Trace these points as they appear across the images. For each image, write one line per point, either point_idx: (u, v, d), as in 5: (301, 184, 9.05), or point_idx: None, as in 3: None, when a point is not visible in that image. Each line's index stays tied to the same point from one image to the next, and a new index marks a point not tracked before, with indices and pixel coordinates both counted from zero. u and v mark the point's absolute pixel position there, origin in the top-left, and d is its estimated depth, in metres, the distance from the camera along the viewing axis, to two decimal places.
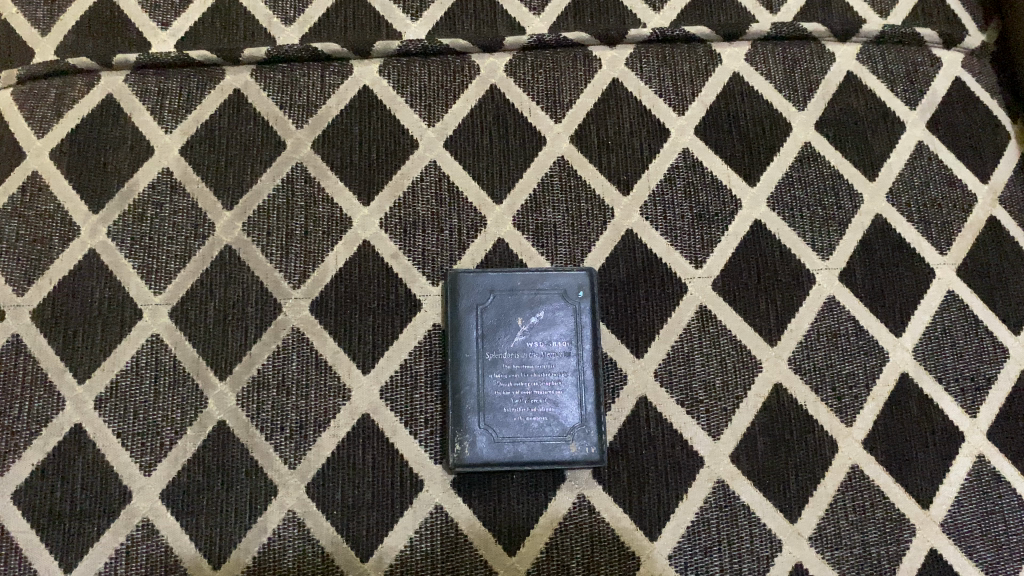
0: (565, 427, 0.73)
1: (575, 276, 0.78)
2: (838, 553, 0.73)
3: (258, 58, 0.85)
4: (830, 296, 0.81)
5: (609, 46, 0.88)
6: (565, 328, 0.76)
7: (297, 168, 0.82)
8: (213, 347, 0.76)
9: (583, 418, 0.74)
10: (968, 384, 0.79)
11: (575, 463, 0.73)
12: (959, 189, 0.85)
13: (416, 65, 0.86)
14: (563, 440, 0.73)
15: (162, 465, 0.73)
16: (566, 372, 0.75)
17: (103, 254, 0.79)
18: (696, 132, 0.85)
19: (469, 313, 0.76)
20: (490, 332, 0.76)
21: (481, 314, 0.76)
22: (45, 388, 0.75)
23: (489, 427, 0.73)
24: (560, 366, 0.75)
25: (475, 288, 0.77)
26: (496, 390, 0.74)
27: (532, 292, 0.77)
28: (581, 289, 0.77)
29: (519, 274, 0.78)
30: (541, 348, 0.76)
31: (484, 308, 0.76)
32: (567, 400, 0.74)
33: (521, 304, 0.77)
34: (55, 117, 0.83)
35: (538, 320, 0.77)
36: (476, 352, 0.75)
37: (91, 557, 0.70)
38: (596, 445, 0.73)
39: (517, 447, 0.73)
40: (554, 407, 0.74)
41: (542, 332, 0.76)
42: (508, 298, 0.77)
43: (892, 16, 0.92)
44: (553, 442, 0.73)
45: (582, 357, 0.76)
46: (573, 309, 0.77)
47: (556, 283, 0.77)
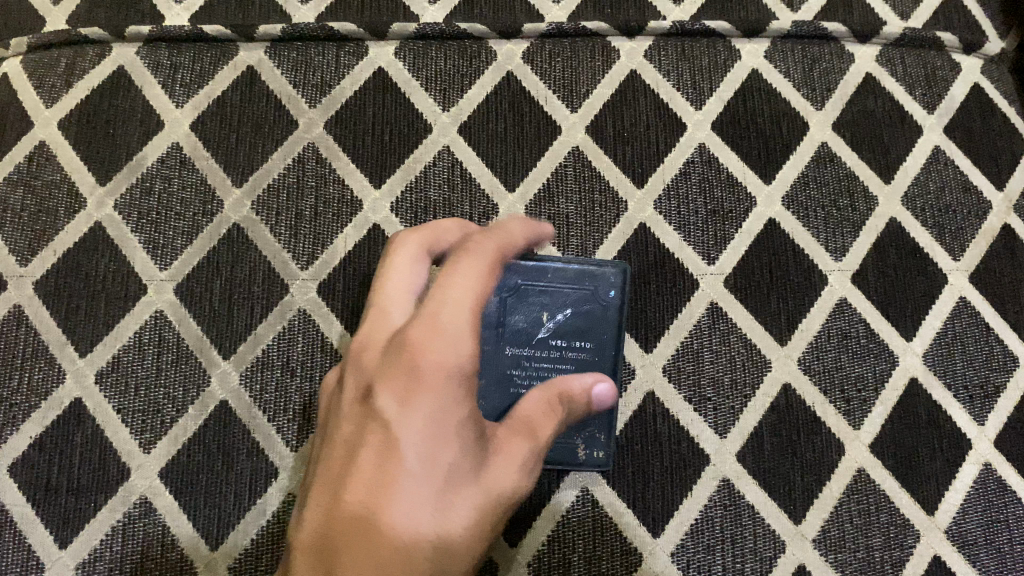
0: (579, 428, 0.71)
1: (612, 277, 0.75)
2: (841, 556, 0.72)
3: (274, 35, 0.84)
4: (842, 298, 0.80)
5: (628, 37, 0.87)
6: (596, 328, 0.73)
7: (308, 148, 0.81)
8: (217, 326, 0.75)
9: (597, 423, 0.72)
10: (977, 392, 0.78)
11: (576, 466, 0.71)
12: (974, 195, 0.85)
13: (432, 48, 0.85)
14: (574, 440, 0.71)
15: (163, 443, 0.72)
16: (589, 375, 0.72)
17: (108, 228, 0.78)
18: (713, 128, 0.85)
19: (501, 296, 0.73)
20: (516, 322, 0.72)
21: (512, 300, 0.73)
22: (45, 361, 0.74)
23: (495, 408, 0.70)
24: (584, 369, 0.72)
25: (514, 272, 0.73)
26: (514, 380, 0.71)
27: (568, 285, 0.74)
28: (614, 291, 0.74)
29: (549, 267, 0.74)
30: (569, 347, 0.72)
31: (515, 293, 0.73)
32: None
33: (553, 296, 0.73)
34: (65, 87, 0.82)
35: (569, 317, 0.73)
36: (499, 337, 0.72)
37: (87, 533, 0.69)
38: (606, 452, 0.72)
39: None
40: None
41: (571, 331, 0.73)
42: (541, 289, 0.73)
43: (911, 20, 0.91)
44: (564, 441, 0.71)
45: (605, 361, 0.73)
46: (604, 309, 0.74)
47: (590, 281, 0.74)
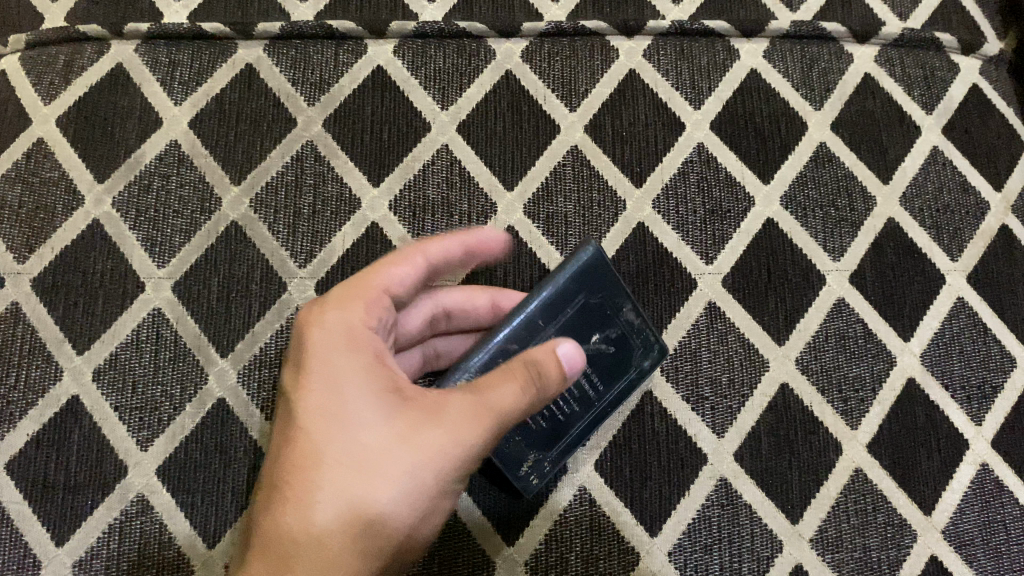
0: (541, 446, 0.68)
1: (660, 355, 0.71)
2: (838, 556, 0.72)
3: (273, 33, 0.84)
4: (840, 298, 0.80)
5: (627, 37, 0.87)
6: (615, 376, 0.70)
7: (307, 146, 0.81)
8: (215, 324, 0.75)
9: (562, 448, 0.69)
10: (974, 392, 0.79)
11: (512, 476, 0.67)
12: (972, 196, 0.85)
13: (431, 47, 0.85)
14: (528, 454, 0.67)
15: (160, 440, 0.72)
16: (580, 408, 0.69)
17: (106, 225, 0.78)
18: (712, 128, 0.85)
19: (556, 292, 0.66)
20: (555, 324, 0.66)
21: (568, 302, 0.67)
22: (42, 358, 0.74)
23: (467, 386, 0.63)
24: (581, 402, 0.69)
25: (595, 282, 0.67)
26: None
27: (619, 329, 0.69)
28: (655, 365, 0.71)
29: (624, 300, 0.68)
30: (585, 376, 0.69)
31: (578, 299, 0.67)
32: (564, 429, 0.68)
33: (608, 325, 0.68)
34: (63, 85, 0.82)
35: (603, 352, 0.69)
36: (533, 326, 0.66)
37: (84, 530, 0.69)
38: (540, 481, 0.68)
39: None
40: (547, 426, 0.68)
41: (596, 362, 0.69)
42: (599, 314, 0.67)
43: (910, 21, 0.92)
44: (520, 449, 0.67)
45: (600, 402, 0.70)
46: (635, 370, 0.70)
47: (644, 344, 0.70)
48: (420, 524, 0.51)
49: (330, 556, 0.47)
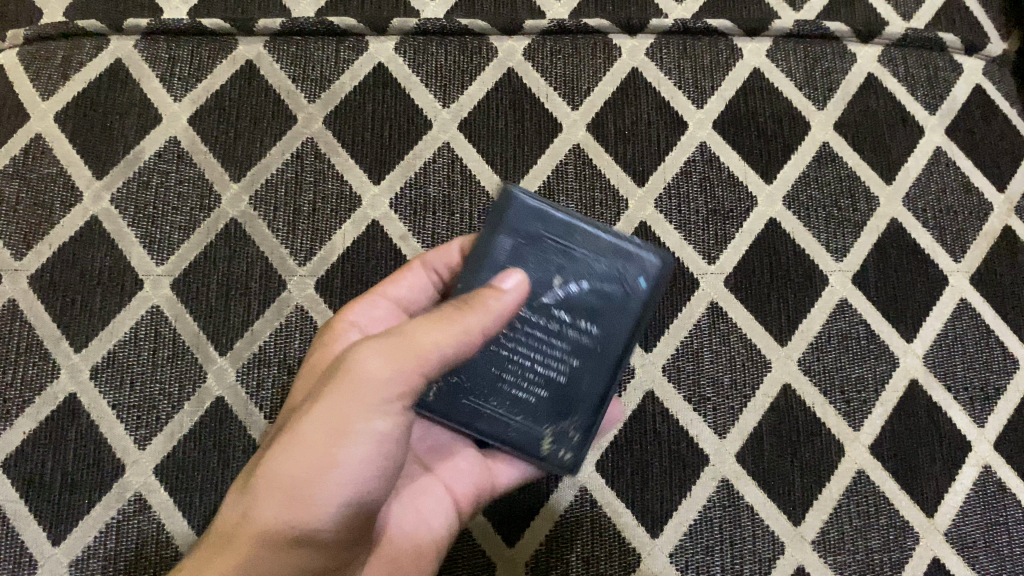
0: (555, 416, 0.57)
1: (649, 265, 0.59)
2: (840, 558, 0.72)
3: (274, 29, 0.83)
4: (843, 298, 0.79)
5: (630, 35, 0.87)
6: (609, 316, 0.57)
7: (307, 144, 0.80)
8: (214, 322, 0.74)
9: (577, 414, 0.57)
10: (977, 394, 0.78)
11: (535, 458, 0.58)
12: (976, 197, 0.84)
13: (432, 44, 0.84)
14: (543, 431, 0.57)
15: (158, 439, 0.71)
16: (586, 359, 0.57)
17: (105, 222, 0.77)
18: (714, 127, 0.84)
19: (496, 248, 0.57)
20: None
21: (515, 253, 0.57)
22: (40, 355, 0.73)
23: (435, 404, 0.56)
24: (581, 355, 0.57)
25: (538, 218, 0.58)
26: (486, 357, 0.56)
27: (586, 254, 0.58)
28: (644, 280, 0.58)
29: (580, 226, 0.58)
30: (570, 325, 0.56)
31: (523, 245, 0.57)
32: (575, 391, 0.57)
33: (569, 260, 0.57)
34: (62, 80, 0.81)
35: (580, 290, 0.57)
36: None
37: (81, 529, 0.69)
38: (573, 458, 0.58)
39: (473, 419, 0.56)
40: (551, 394, 0.57)
41: (579, 306, 0.57)
42: (555, 247, 0.57)
43: (913, 20, 0.91)
44: (531, 431, 0.57)
45: (606, 351, 0.57)
46: (624, 296, 0.58)
47: (619, 261, 0.58)
48: (311, 483, 0.46)
49: (227, 513, 0.48)
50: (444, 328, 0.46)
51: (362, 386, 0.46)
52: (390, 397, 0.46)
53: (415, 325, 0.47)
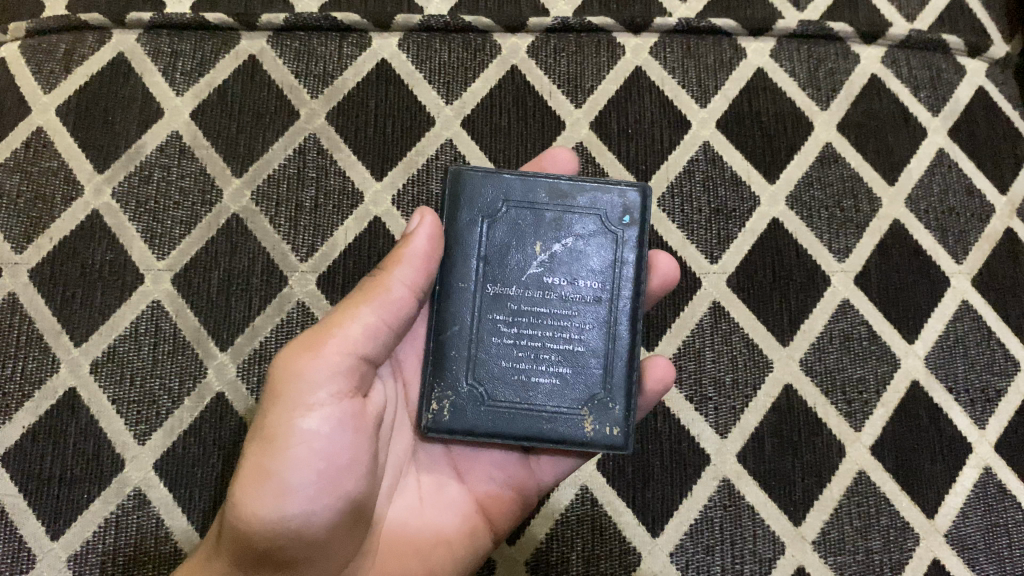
0: (585, 390, 0.55)
1: (624, 196, 0.57)
2: (840, 559, 0.72)
3: (277, 24, 0.83)
4: (845, 299, 0.79)
5: (633, 33, 0.87)
6: (606, 270, 0.56)
7: (310, 139, 0.80)
8: (215, 317, 0.74)
9: (609, 380, 0.55)
10: (978, 395, 0.78)
11: (578, 442, 0.55)
12: (978, 199, 0.84)
13: (436, 41, 0.84)
14: (579, 411, 0.55)
15: (157, 434, 0.71)
16: (598, 323, 0.56)
17: (106, 216, 0.77)
18: (718, 126, 0.84)
19: (467, 234, 0.56)
20: (496, 257, 0.56)
21: (487, 232, 0.56)
22: (40, 349, 0.73)
23: (456, 421, 0.54)
24: (589, 317, 0.56)
25: (500, 188, 0.56)
26: (492, 353, 0.55)
27: (559, 209, 0.56)
28: (628, 214, 0.57)
29: (544, 184, 0.57)
30: (568, 288, 0.55)
31: (491, 222, 0.56)
32: (597, 356, 0.55)
33: (542, 221, 0.56)
34: (63, 73, 0.81)
35: (563, 252, 0.56)
36: (471, 285, 0.55)
37: (80, 525, 0.68)
38: (620, 426, 0.55)
39: (496, 419, 0.54)
40: (572, 368, 0.55)
41: (571, 266, 0.56)
42: (523, 212, 0.56)
43: (917, 21, 0.91)
44: (566, 415, 0.54)
45: (618, 304, 0.56)
46: (612, 239, 0.56)
47: (595, 203, 0.57)
48: (251, 494, 0.47)
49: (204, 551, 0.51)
50: (353, 306, 0.51)
51: (284, 381, 0.48)
52: (315, 384, 0.48)
53: (329, 315, 0.51)
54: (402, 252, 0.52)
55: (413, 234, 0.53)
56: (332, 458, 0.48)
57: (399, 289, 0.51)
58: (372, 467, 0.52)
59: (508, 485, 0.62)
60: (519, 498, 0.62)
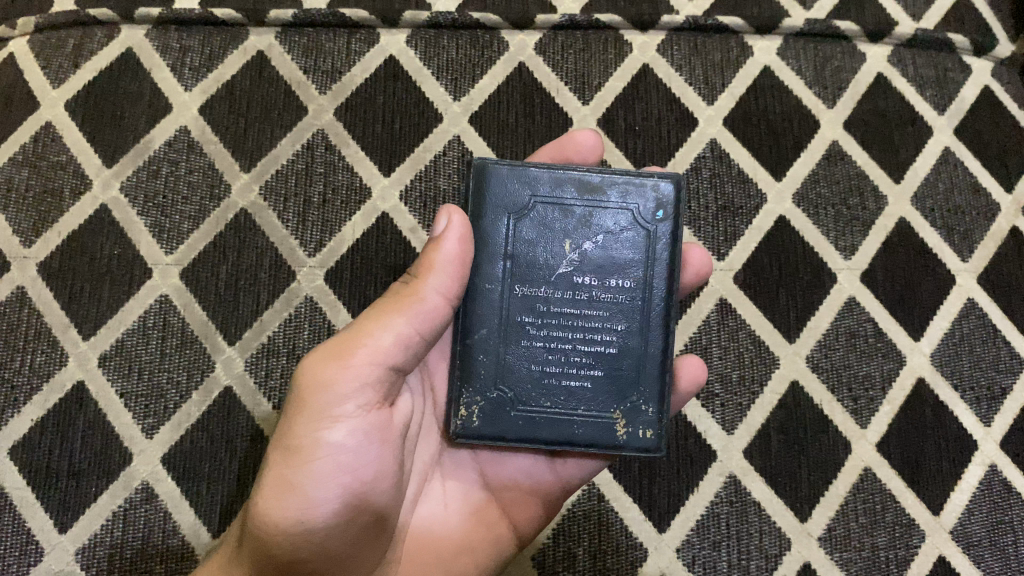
0: (618, 393, 0.55)
1: (659, 189, 0.56)
2: (846, 555, 0.72)
3: (285, 20, 0.83)
4: (851, 297, 0.80)
5: (641, 31, 0.87)
6: (638, 268, 0.55)
7: (318, 135, 0.80)
8: (223, 312, 0.74)
9: (642, 383, 0.55)
10: (983, 393, 0.78)
11: (611, 446, 0.55)
12: (983, 197, 0.85)
13: (443, 37, 0.84)
14: (612, 415, 0.55)
15: (165, 428, 0.71)
16: (629, 324, 0.55)
17: (114, 210, 0.77)
18: (725, 124, 0.84)
19: (494, 232, 0.55)
20: (524, 256, 0.55)
21: (514, 230, 0.55)
22: (48, 342, 0.73)
23: (486, 427, 0.55)
24: (621, 317, 0.55)
25: (527, 185, 0.55)
26: (521, 356, 0.55)
27: (590, 205, 0.55)
28: (661, 209, 0.55)
29: (573, 179, 0.55)
30: (599, 288, 0.55)
31: (518, 220, 0.55)
32: (630, 358, 0.55)
33: (572, 217, 0.55)
34: (72, 68, 0.81)
35: (594, 250, 0.55)
36: (499, 285, 0.55)
37: (88, 518, 0.69)
38: (653, 429, 0.55)
39: (526, 424, 0.54)
40: (605, 371, 0.55)
41: (603, 266, 0.55)
42: (551, 209, 0.55)
43: (924, 20, 0.91)
44: (599, 419, 0.54)
45: (652, 305, 0.55)
46: (645, 235, 0.55)
47: (626, 198, 0.56)
48: (275, 503, 0.47)
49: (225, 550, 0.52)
50: (385, 315, 0.50)
51: (312, 391, 0.48)
52: (344, 396, 0.48)
53: (359, 323, 0.51)
54: (434, 258, 0.51)
55: (444, 239, 0.52)
56: (358, 469, 0.49)
57: (431, 298, 0.51)
58: (397, 475, 0.53)
59: (534, 487, 0.62)
60: (544, 499, 0.62)
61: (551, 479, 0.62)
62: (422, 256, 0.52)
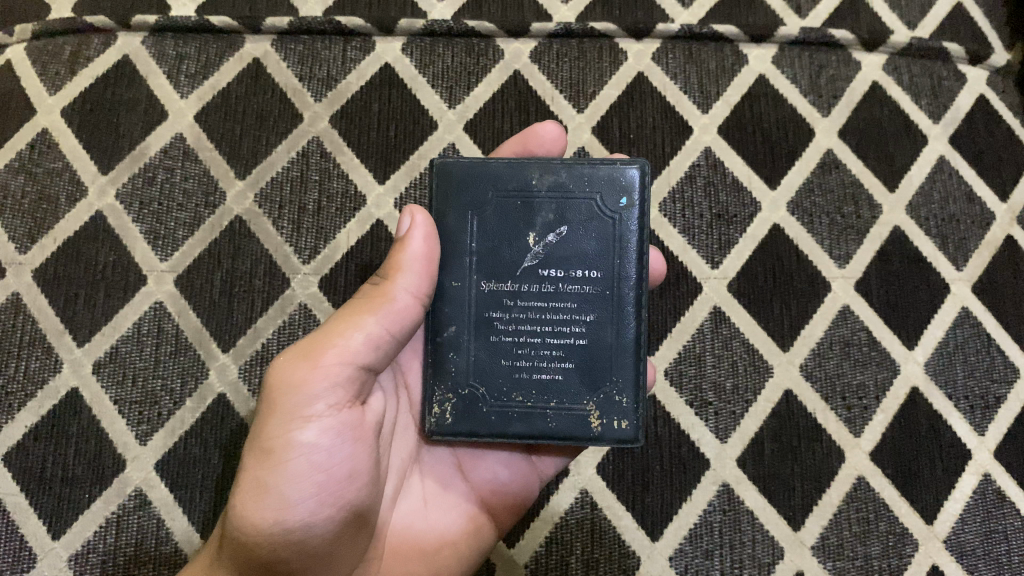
0: (591, 384, 0.54)
1: (621, 175, 0.55)
2: (839, 564, 0.72)
3: (281, 28, 0.83)
4: (845, 305, 0.80)
5: (636, 39, 0.87)
6: (604, 257, 0.54)
7: (313, 142, 0.80)
8: (217, 319, 0.75)
9: (615, 373, 0.54)
10: (977, 402, 0.78)
11: (585, 439, 0.54)
12: (978, 206, 0.85)
13: (439, 45, 0.85)
14: (586, 406, 0.54)
15: (159, 435, 0.71)
16: (598, 314, 0.54)
17: (110, 217, 0.77)
18: (719, 132, 0.84)
19: (459, 228, 0.55)
20: (490, 251, 0.55)
21: (478, 225, 0.55)
22: (43, 349, 0.73)
23: (459, 424, 0.55)
24: (590, 307, 0.54)
25: (488, 181, 0.55)
26: (493, 351, 0.55)
27: (552, 195, 0.55)
28: (625, 196, 0.54)
29: (534, 171, 0.55)
30: (566, 279, 0.54)
31: (482, 216, 0.55)
32: (602, 348, 0.54)
33: (536, 210, 0.55)
34: (69, 75, 0.81)
35: (560, 242, 0.54)
36: (466, 282, 0.55)
37: (81, 524, 0.69)
38: (629, 418, 0.54)
39: (497, 419, 0.54)
40: (576, 362, 0.54)
41: (570, 257, 0.54)
42: (514, 202, 0.55)
43: (920, 28, 0.91)
44: (572, 411, 0.54)
45: (622, 294, 0.54)
46: (610, 222, 0.54)
47: (589, 186, 0.55)
48: (251, 505, 0.47)
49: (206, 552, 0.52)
50: (354, 316, 0.51)
51: (283, 393, 0.48)
52: (315, 397, 0.48)
53: (328, 324, 0.51)
54: (401, 257, 0.52)
55: (411, 239, 0.52)
56: (332, 468, 0.49)
57: (400, 298, 0.51)
58: (374, 473, 0.53)
59: (514, 481, 0.62)
60: (523, 494, 0.63)
61: (529, 472, 0.63)
62: (389, 256, 0.53)
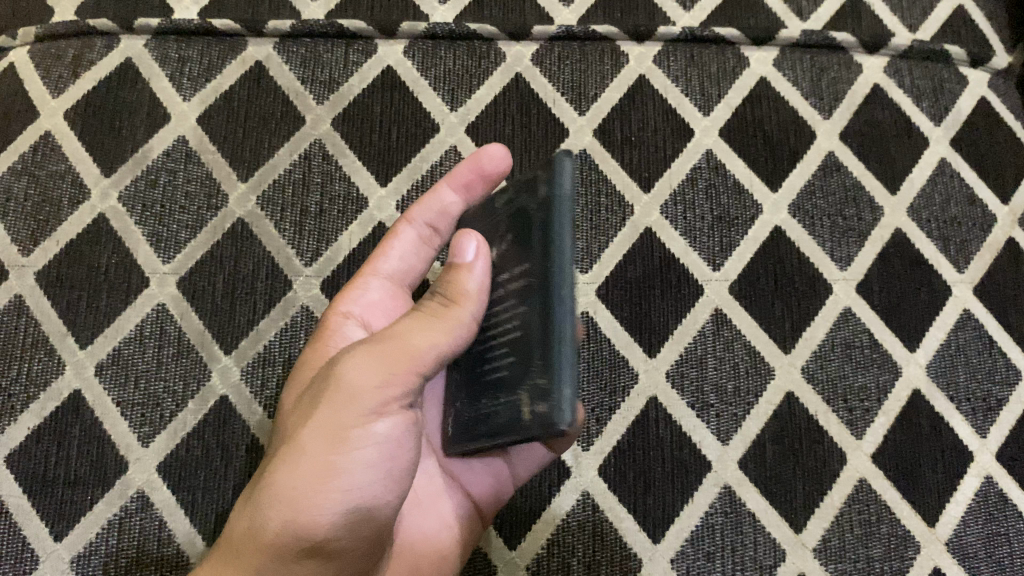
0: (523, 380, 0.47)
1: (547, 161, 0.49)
2: (841, 566, 0.72)
3: (283, 30, 0.84)
4: (847, 307, 0.80)
5: (637, 41, 0.87)
6: (531, 245, 0.49)
7: (315, 145, 0.81)
8: (219, 321, 0.75)
9: (538, 362, 0.46)
10: (979, 405, 0.78)
11: (519, 433, 0.46)
12: (980, 208, 0.85)
13: (441, 48, 0.85)
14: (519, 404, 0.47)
15: (161, 437, 0.71)
16: (525, 304, 0.48)
17: (112, 220, 0.77)
18: (720, 134, 0.85)
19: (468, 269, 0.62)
20: None
21: None
22: (45, 351, 0.73)
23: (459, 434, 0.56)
24: (523, 300, 0.48)
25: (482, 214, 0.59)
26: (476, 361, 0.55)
27: (506, 206, 0.54)
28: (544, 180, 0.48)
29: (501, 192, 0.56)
30: (507, 279, 0.51)
31: None
32: (532, 340, 0.47)
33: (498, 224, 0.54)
34: (71, 78, 0.82)
35: (506, 245, 0.52)
36: None
37: (83, 526, 0.69)
38: (546, 414, 0.44)
39: (474, 428, 0.53)
40: (517, 358, 0.48)
41: (511, 255, 0.51)
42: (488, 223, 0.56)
43: (920, 31, 0.91)
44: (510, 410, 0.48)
45: (544, 279, 0.46)
46: (535, 211, 0.49)
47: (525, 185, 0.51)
48: (311, 495, 0.45)
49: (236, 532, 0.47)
50: (428, 328, 0.49)
51: (351, 385, 0.47)
52: (386, 392, 0.47)
53: (396, 326, 0.50)
54: (469, 282, 0.51)
55: (474, 266, 0.52)
56: (390, 463, 0.48)
57: (468, 320, 0.51)
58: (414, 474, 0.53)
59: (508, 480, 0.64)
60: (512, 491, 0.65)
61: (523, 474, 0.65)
62: (449, 277, 0.52)
